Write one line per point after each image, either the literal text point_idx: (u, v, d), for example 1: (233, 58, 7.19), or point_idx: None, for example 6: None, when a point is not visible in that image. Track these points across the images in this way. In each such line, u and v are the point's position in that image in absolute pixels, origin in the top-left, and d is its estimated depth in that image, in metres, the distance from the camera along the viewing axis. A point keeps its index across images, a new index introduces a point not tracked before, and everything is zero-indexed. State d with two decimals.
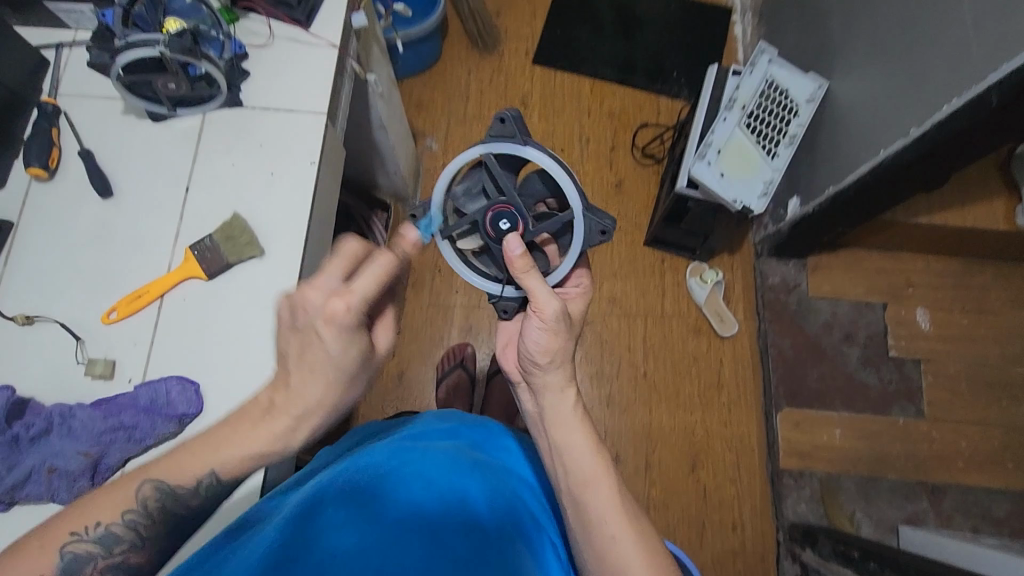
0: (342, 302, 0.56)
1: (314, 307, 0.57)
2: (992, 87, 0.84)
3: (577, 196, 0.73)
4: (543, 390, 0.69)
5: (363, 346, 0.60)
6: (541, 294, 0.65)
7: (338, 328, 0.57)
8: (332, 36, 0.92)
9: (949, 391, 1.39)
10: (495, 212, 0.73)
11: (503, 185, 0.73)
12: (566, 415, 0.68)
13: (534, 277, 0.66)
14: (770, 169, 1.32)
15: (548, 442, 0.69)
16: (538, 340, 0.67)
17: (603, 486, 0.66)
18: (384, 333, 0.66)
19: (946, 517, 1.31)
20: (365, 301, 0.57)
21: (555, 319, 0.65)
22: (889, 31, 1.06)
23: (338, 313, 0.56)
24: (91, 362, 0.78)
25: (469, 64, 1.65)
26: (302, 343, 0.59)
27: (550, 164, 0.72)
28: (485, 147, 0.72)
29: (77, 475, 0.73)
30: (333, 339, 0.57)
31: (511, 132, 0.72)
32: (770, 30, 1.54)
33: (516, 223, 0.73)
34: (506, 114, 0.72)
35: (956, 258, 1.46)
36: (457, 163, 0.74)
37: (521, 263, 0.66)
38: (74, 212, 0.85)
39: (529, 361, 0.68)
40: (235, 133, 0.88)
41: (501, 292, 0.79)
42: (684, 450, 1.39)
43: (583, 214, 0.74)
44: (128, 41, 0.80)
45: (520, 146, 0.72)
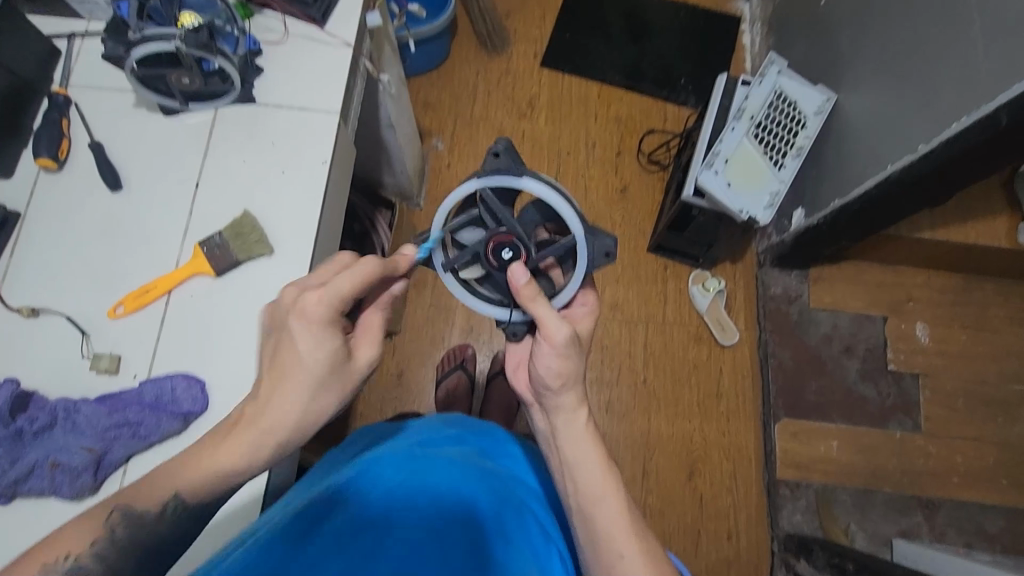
0: (313, 292, 0.61)
1: (290, 302, 0.62)
2: (1001, 108, 0.85)
3: (577, 219, 0.72)
4: (555, 410, 0.69)
5: (334, 346, 0.63)
6: (550, 321, 0.67)
7: (307, 321, 0.62)
8: (347, 35, 0.92)
9: (946, 406, 1.40)
10: (496, 243, 0.74)
11: (500, 215, 0.73)
12: (577, 433, 0.69)
13: (540, 304, 0.67)
14: (777, 181, 1.31)
15: (559, 463, 0.69)
16: (550, 366, 0.67)
17: (611, 503, 0.65)
18: (367, 349, 0.66)
19: (939, 532, 1.32)
20: (338, 294, 0.62)
21: (566, 345, 0.67)
22: (899, 47, 1.07)
23: (309, 303, 0.61)
24: (96, 357, 0.78)
25: (477, 65, 1.65)
26: (277, 346, 0.64)
27: (548, 193, 0.71)
28: (481, 181, 0.71)
29: (80, 470, 0.72)
30: (304, 336, 0.62)
31: (505, 165, 0.71)
32: (779, 41, 1.54)
33: (520, 251, 0.74)
34: (499, 147, 0.71)
35: (957, 275, 1.47)
36: (453, 197, 0.73)
37: (526, 292, 0.68)
38: (83, 203, 0.85)
39: (541, 384, 0.69)
40: (247, 129, 0.88)
41: (509, 318, 0.77)
42: (681, 457, 1.40)
43: (586, 238, 0.73)
44: (143, 36, 0.81)
45: (517, 178, 0.71)
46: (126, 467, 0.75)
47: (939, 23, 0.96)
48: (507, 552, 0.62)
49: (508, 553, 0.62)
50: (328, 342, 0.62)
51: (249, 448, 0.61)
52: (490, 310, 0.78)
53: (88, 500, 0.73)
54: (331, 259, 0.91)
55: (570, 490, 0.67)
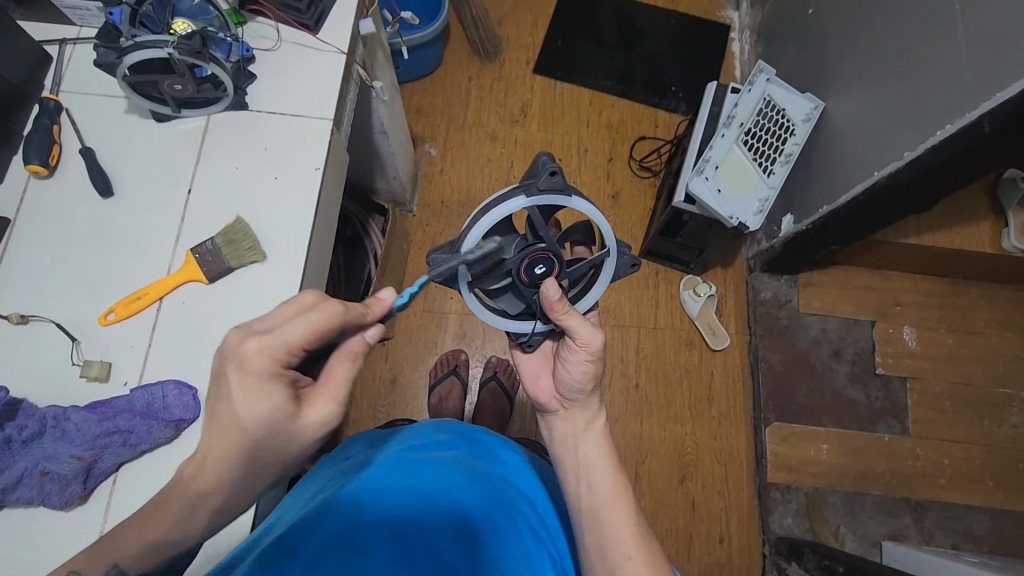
0: (256, 341, 0.54)
1: (230, 347, 0.55)
2: (984, 116, 0.86)
3: (612, 236, 0.74)
4: (574, 411, 0.73)
5: (278, 402, 0.55)
6: (585, 331, 0.69)
7: (247, 373, 0.54)
8: (340, 43, 0.92)
9: (934, 409, 1.41)
10: (531, 259, 0.72)
11: (543, 234, 0.70)
12: (593, 434, 0.72)
13: (573, 316, 0.69)
14: (766, 188, 1.32)
15: (569, 466, 0.70)
16: (582, 372, 0.71)
17: (620, 506, 0.66)
18: (322, 407, 0.58)
19: (928, 534, 1.34)
20: (286, 343, 0.55)
21: (599, 350, 0.70)
22: (885, 56, 1.08)
23: (250, 353, 0.54)
24: (86, 364, 0.77)
25: (470, 71, 1.66)
26: (218, 392, 0.57)
27: (592, 213, 0.71)
28: (530, 200, 0.68)
29: (70, 479, 0.71)
30: (240, 389, 0.55)
31: (556, 185, 0.68)
32: (768, 49, 1.56)
33: (552, 267, 0.73)
34: (553, 165, 0.67)
35: (943, 279, 1.49)
36: (498, 214, 0.68)
37: (560, 306, 0.69)
38: (73, 210, 0.84)
39: (569, 389, 0.72)
40: (239, 136, 0.88)
41: (532, 330, 0.78)
42: (674, 461, 1.40)
43: (616, 253, 0.75)
44: (135, 41, 0.80)
45: (565, 197, 0.69)
46: (116, 474, 0.74)
47: (924, 33, 0.97)
48: (506, 557, 0.63)
49: (502, 553, 0.63)
50: (270, 397, 0.55)
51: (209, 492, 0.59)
52: (509, 323, 0.78)
53: (76, 508, 0.73)
54: (323, 265, 0.91)
55: (580, 492, 0.68)
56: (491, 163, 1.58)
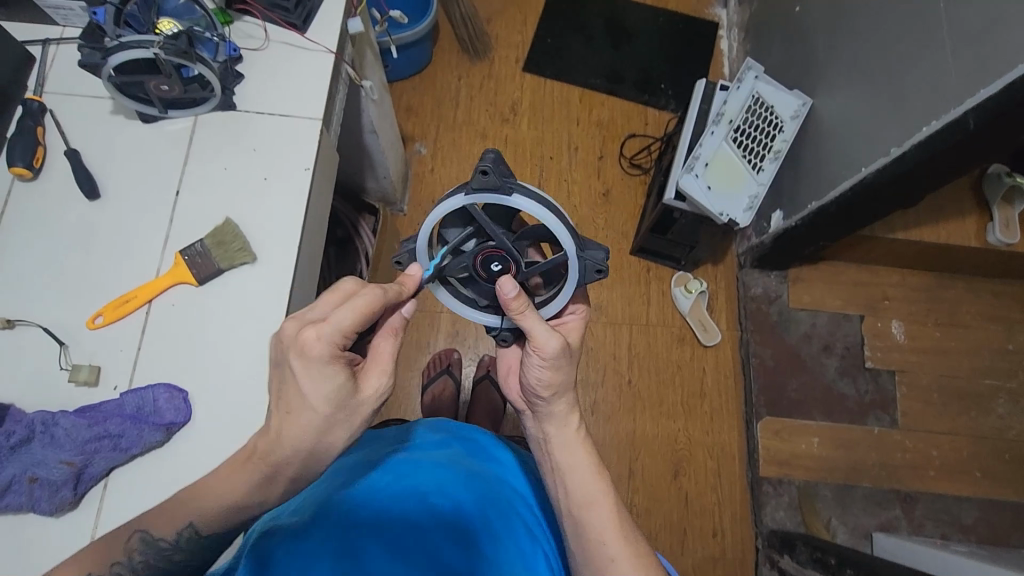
0: (314, 332, 0.56)
1: (289, 337, 0.57)
2: (969, 112, 0.87)
3: (569, 237, 0.70)
4: (547, 416, 0.71)
5: (339, 380, 0.57)
6: (540, 334, 0.66)
7: (305, 360, 0.56)
8: (328, 42, 0.92)
9: (922, 402, 1.43)
10: (485, 255, 0.72)
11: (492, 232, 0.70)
12: (572, 438, 0.70)
13: (530, 317, 0.66)
14: (755, 184, 1.33)
15: (552, 464, 0.70)
16: (539, 376, 0.68)
17: (604, 507, 0.66)
18: (377, 378, 0.60)
19: (917, 524, 1.35)
20: (340, 331, 0.56)
21: (555, 356, 0.66)
22: (871, 53, 1.09)
23: (309, 342, 0.56)
24: (75, 368, 0.76)
25: (459, 70, 1.65)
26: (279, 382, 0.59)
27: (538, 210, 0.68)
28: (468, 198, 0.68)
29: (59, 485, 0.70)
30: (302, 375, 0.56)
31: (495, 183, 0.66)
32: (756, 46, 1.57)
33: (508, 265, 0.73)
34: (488, 164, 0.65)
35: (931, 273, 1.50)
36: (440, 212, 0.69)
37: (517, 304, 0.65)
38: (60, 212, 0.83)
39: (531, 393, 0.70)
40: (228, 136, 0.87)
41: (498, 326, 0.78)
42: (667, 457, 1.41)
43: (576, 256, 0.71)
44: (120, 41, 0.79)
45: (506, 195, 0.67)
46: (107, 478, 0.73)
47: (909, 30, 0.98)
48: (498, 556, 0.63)
49: (498, 554, 0.63)
50: (333, 379, 0.57)
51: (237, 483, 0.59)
52: (477, 315, 0.79)
53: (69, 514, 0.72)
54: (313, 265, 0.91)
55: (562, 494, 0.68)
56: None
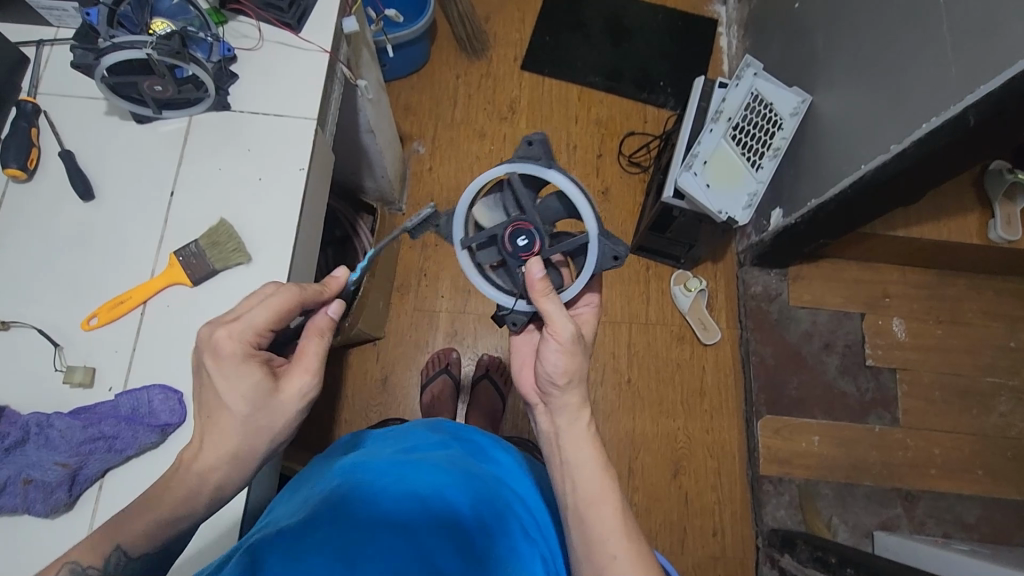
0: (225, 330, 0.63)
1: (206, 338, 0.63)
2: (969, 108, 0.86)
3: (594, 220, 0.74)
4: (560, 410, 0.71)
5: (257, 375, 0.63)
6: (556, 316, 0.70)
7: (227, 356, 0.62)
8: (323, 41, 0.91)
9: (924, 400, 1.42)
10: (515, 229, 0.75)
11: (524, 204, 0.74)
12: (580, 436, 0.70)
13: (551, 300, 0.70)
14: (755, 181, 1.32)
15: (559, 461, 0.70)
16: (556, 363, 0.70)
17: (608, 506, 0.65)
18: (300, 379, 0.65)
19: (919, 523, 1.34)
20: (253, 327, 0.64)
21: (571, 341, 0.70)
22: (870, 49, 1.08)
23: (222, 342, 0.62)
24: (69, 370, 0.76)
25: (457, 69, 1.65)
26: (206, 392, 0.64)
27: (571, 187, 0.73)
28: (510, 167, 0.73)
29: (54, 487, 0.70)
30: (219, 373, 0.62)
31: (538, 154, 0.73)
32: (755, 42, 1.56)
33: (534, 241, 0.74)
34: (534, 138, 0.73)
35: (931, 270, 1.50)
36: (482, 179, 0.75)
37: (541, 287, 0.71)
38: (54, 213, 0.83)
39: (547, 381, 0.71)
40: (222, 137, 0.87)
41: (513, 306, 0.78)
42: (667, 456, 1.41)
43: (598, 239, 0.74)
44: (113, 42, 0.79)
45: (544, 169, 0.72)
46: (101, 480, 0.73)
47: (909, 26, 0.97)
48: (497, 561, 0.62)
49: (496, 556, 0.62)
50: (249, 376, 0.62)
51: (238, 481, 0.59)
52: (496, 294, 0.78)
53: (64, 516, 0.72)
54: (308, 266, 0.90)
55: (569, 493, 0.67)
56: (480, 161, 1.57)
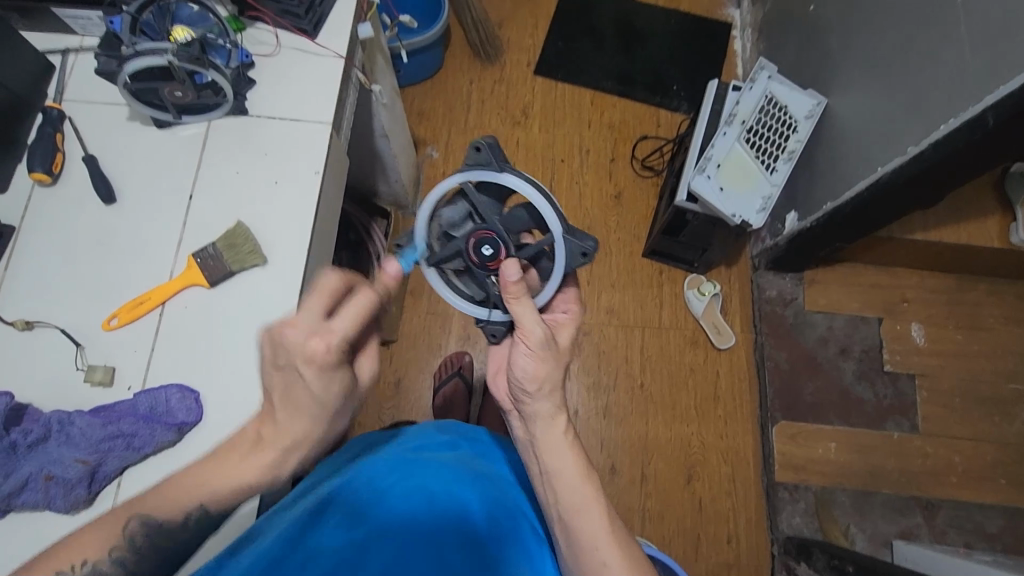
0: (324, 343, 0.55)
1: (296, 346, 0.55)
2: (988, 109, 0.85)
3: (556, 218, 0.72)
4: (533, 418, 0.68)
5: (343, 378, 0.59)
6: (528, 321, 0.65)
7: (319, 366, 0.56)
8: (338, 47, 0.93)
9: (943, 406, 1.40)
10: (477, 239, 0.72)
11: (484, 212, 0.73)
12: (556, 443, 0.68)
13: (523, 303, 0.65)
14: (769, 185, 1.31)
15: (540, 469, 0.68)
16: (526, 368, 0.66)
17: (594, 513, 0.65)
18: (368, 362, 0.65)
19: (940, 532, 1.32)
20: (345, 339, 0.57)
21: (542, 345, 0.65)
22: (887, 50, 1.07)
23: (318, 352, 0.55)
24: (90, 369, 0.78)
25: (471, 74, 1.66)
26: (285, 381, 0.59)
27: (527, 188, 0.71)
28: (463, 175, 0.72)
29: (74, 483, 0.72)
30: (315, 379, 0.57)
31: (488, 159, 0.71)
32: (769, 46, 1.55)
33: (499, 249, 0.72)
34: (482, 142, 0.71)
35: (951, 275, 1.47)
36: (438, 191, 0.73)
37: (514, 289, 0.65)
38: (77, 217, 0.85)
39: (519, 389, 0.68)
40: (240, 141, 0.89)
41: (488, 317, 0.77)
42: (680, 461, 1.40)
43: (564, 238, 0.72)
44: (137, 49, 0.81)
45: (498, 173, 0.71)
46: (121, 478, 0.75)
47: (926, 26, 0.96)
48: (507, 558, 0.62)
49: (507, 554, 0.62)
50: (340, 378, 0.59)
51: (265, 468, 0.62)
52: (470, 308, 0.78)
53: (83, 512, 0.73)
54: (324, 269, 0.92)
55: (552, 502, 0.67)
56: None
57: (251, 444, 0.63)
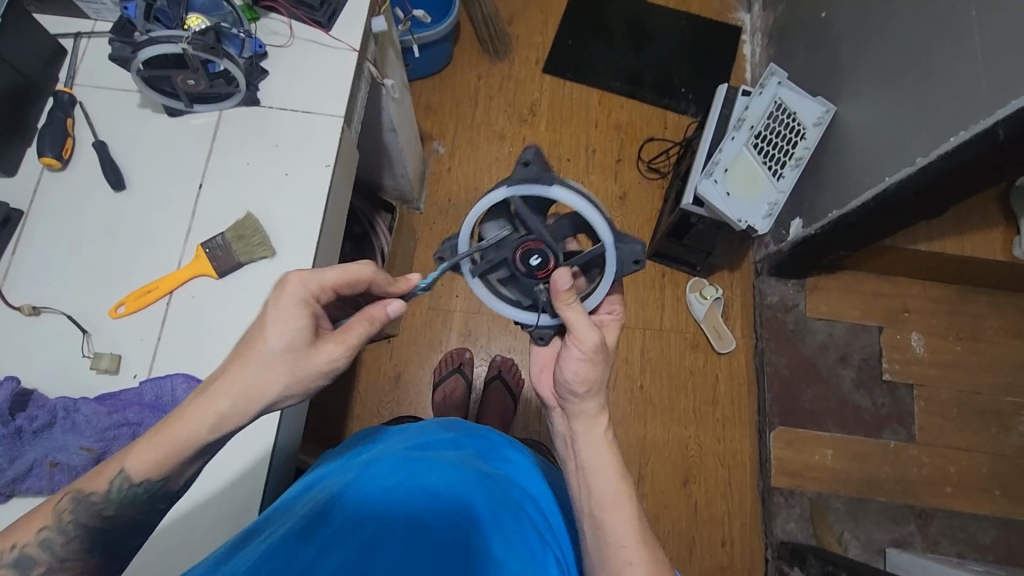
0: (294, 275, 0.62)
1: (286, 296, 0.61)
2: (999, 122, 0.85)
3: (607, 227, 0.71)
4: (576, 415, 0.70)
5: (297, 329, 0.61)
6: (580, 326, 0.67)
7: (279, 301, 0.61)
8: (353, 40, 0.93)
9: (940, 417, 1.41)
10: (525, 249, 0.72)
11: (531, 224, 0.71)
12: (598, 441, 0.69)
13: (574, 309, 0.67)
14: (775, 191, 1.33)
15: (576, 464, 0.69)
16: (576, 371, 0.68)
17: (624, 512, 0.65)
18: (333, 347, 0.63)
19: (932, 541, 1.33)
20: (320, 280, 0.63)
21: (595, 350, 0.67)
22: (899, 61, 1.07)
23: (286, 283, 0.62)
24: (97, 356, 0.77)
25: (480, 70, 1.66)
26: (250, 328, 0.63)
27: (578, 201, 0.69)
28: (510, 191, 0.70)
29: (78, 470, 0.73)
30: (271, 312, 0.61)
31: (536, 173, 0.69)
32: (779, 50, 1.55)
33: (548, 259, 0.72)
34: (528, 155, 0.69)
35: (952, 286, 1.48)
36: (483, 205, 0.72)
37: (565, 296, 0.67)
38: (86, 202, 0.85)
39: (565, 389, 0.70)
40: (252, 133, 0.88)
41: (537, 322, 0.77)
42: (677, 463, 1.40)
43: (614, 245, 0.72)
44: (151, 36, 0.80)
45: (546, 186, 0.69)
46: None
47: (939, 38, 0.97)
48: (508, 557, 0.62)
49: (506, 553, 0.62)
50: (295, 321, 0.61)
51: (196, 420, 0.59)
52: (518, 315, 0.78)
53: None
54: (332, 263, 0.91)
55: (582, 497, 0.67)
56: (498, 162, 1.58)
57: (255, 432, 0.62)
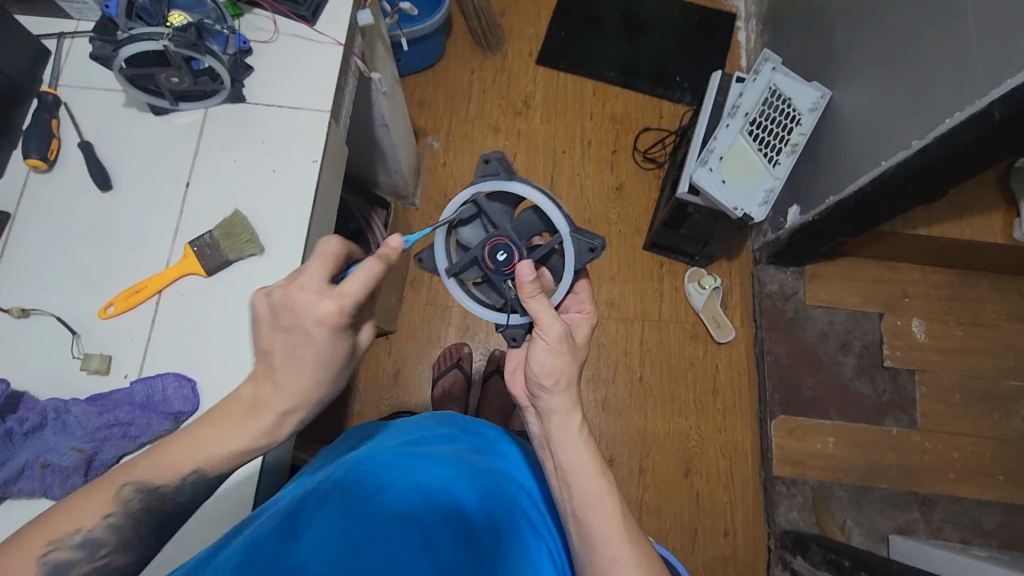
0: (335, 304, 0.57)
1: (305, 308, 0.57)
2: (994, 102, 0.84)
3: (563, 218, 0.74)
4: (548, 414, 0.68)
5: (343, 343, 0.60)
6: (545, 317, 0.66)
7: (328, 328, 0.58)
8: (337, 34, 0.92)
9: (942, 402, 1.39)
10: (492, 245, 0.73)
11: (496, 220, 0.74)
12: (572, 438, 0.67)
13: (539, 301, 0.67)
14: (771, 177, 1.31)
15: (554, 463, 0.67)
16: (544, 362, 0.66)
17: (608, 508, 0.63)
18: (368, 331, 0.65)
19: (936, 528, 1.32)
20: (356, 303, 0.58)
21: (560, 341, 0.66)
22: (894, 44, 1.06)
23: (329, 315, 0.57)
24: (87, 357, 0.77)
25: (472, 64, 1.65)
26: (290, 343, 0.59)
27: (535, 194, 0.72)
28: (473, 188, 0.73)
29: (70, 471, 0.72)
30: (321, 338, 0.58)
31: (495, 169, 0.73)
32: (774, 37, 1.54)
33: (512, 255, 0.73)
34: (490, 156, 0.73)
35: (953, 270, 1.47)
36: (451, 206, 0.75)
37: (530, 288, 0.67)
38: (73, 204, 0.84)
39: (535, 384, 0.67)
40: (238, 129, 0.88)
41: (506, 321, 0.76)
42: (678, 455, 1.40)
43: (572, 236, 0.74)
44: (130, 33, 0.80)
45: (506, 182, 0.73)
46: (116, 467, 0.75)
47: (932, 20, 0.95)
48: (500, 552, 0.61)
49: (498, 548, 0.62)
50: (337, 342, 0.60)
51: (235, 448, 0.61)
52: (489, 314, 0.77)
53: None
54: None
55: (565, 494, 0.66)
56: None
57: (246, 411, 0.61)
